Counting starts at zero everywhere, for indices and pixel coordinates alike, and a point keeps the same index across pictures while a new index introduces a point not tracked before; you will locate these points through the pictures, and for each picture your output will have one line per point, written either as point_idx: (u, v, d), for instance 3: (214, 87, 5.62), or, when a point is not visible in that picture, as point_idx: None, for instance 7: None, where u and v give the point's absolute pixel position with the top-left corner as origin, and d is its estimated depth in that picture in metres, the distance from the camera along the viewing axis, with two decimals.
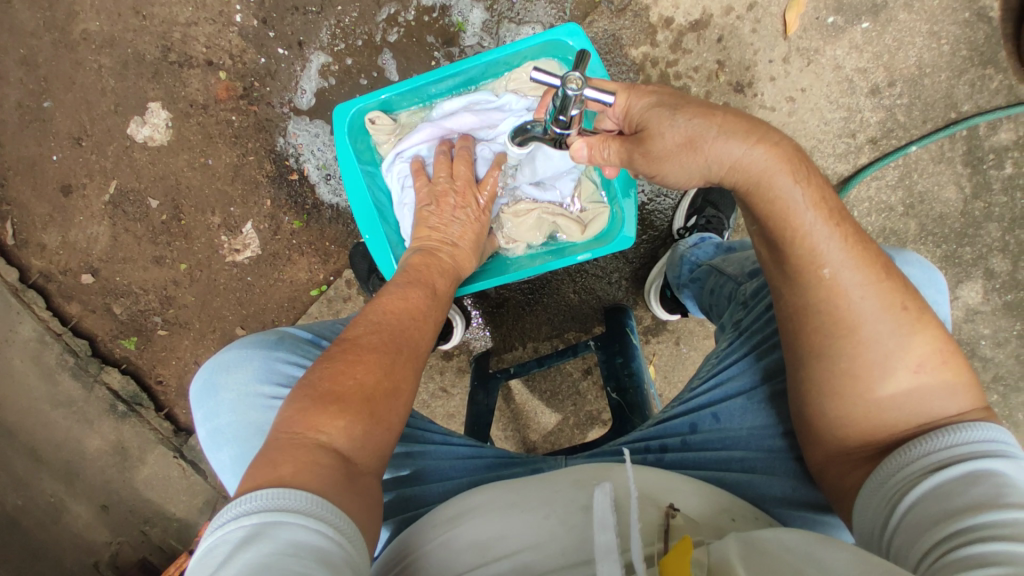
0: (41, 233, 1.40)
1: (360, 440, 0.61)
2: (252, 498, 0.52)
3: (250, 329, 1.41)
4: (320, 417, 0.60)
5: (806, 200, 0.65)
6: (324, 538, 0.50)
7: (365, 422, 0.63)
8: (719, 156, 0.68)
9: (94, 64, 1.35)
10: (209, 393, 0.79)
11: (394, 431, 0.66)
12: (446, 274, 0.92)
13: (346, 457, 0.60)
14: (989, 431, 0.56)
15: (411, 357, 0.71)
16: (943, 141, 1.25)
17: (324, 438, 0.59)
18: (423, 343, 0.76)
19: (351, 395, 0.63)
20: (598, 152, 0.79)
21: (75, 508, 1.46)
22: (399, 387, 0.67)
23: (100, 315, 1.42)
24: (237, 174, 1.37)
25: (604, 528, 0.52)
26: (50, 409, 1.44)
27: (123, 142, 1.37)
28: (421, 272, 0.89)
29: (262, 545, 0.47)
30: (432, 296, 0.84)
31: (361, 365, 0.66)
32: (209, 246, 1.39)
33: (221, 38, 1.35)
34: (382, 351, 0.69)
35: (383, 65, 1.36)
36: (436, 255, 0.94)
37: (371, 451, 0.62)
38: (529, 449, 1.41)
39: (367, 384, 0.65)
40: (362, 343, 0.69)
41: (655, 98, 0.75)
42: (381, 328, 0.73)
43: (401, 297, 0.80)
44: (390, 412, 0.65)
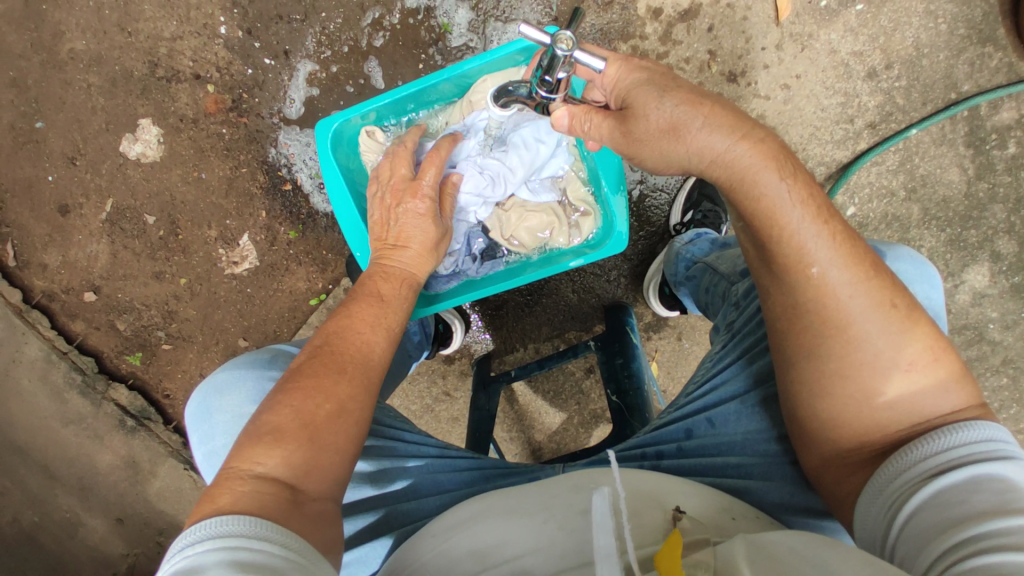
0: (42, 254, 1.40)
1: (300, 467, 0.60)
2: (196, 529, 0.51)
3: (253, 341, 1.41)
4: (253, 450, 0.60)
5: (792, 198, 0.64)
6: (270, 555, 0.50)
7: (305, 448, 0.61)
8: (701, 148, 0.67)
9: (83, 83, 1.34)
10: (203, 415, 0.79)
11: (345, 454, 0.64)
12: (391, 279, 0.89)
13: (290, 485, 0.59)
14: (986, 430, 0.55)
15: (360, 378, 0.71)
16: (944, 123, 1.22)
17: (260, 469, 0.59)
18: (377, 359, 0.75)
19: (288, 425, 0.62)
20: (579, 123, 0.78)
21: (91, 522, 1.47)
22: (346, 409, 0.67)
23: (104, 332, 1.43)
24: (231, 186, 1.37)
25: (602, 531, 0.51)
26: (61, 426, 1.45)
27: (116, 160, 1.36)
28: (367, 288, 0.86)
29: (209, 573, 0.47)
30: (380, 306, 0.83)
31: (302, 391, 0.66)
32: (207, 260, 1.39)
33: (207, 51, 1.34)
34: (325, 373, 0.69)
35: (369, 72, 1.34)
36: (384, 265, 0.91)
37: (314, 479, 0.61)
38: (534, 449, 1.41)
39: (307, 411, 0.64)
40: (303, 369, 0.69)
41: (645, 75, 0.73)
42: (328, 351, 0.72)
43: (346, 313, 0.79)
44: (334, 434, 0.64)
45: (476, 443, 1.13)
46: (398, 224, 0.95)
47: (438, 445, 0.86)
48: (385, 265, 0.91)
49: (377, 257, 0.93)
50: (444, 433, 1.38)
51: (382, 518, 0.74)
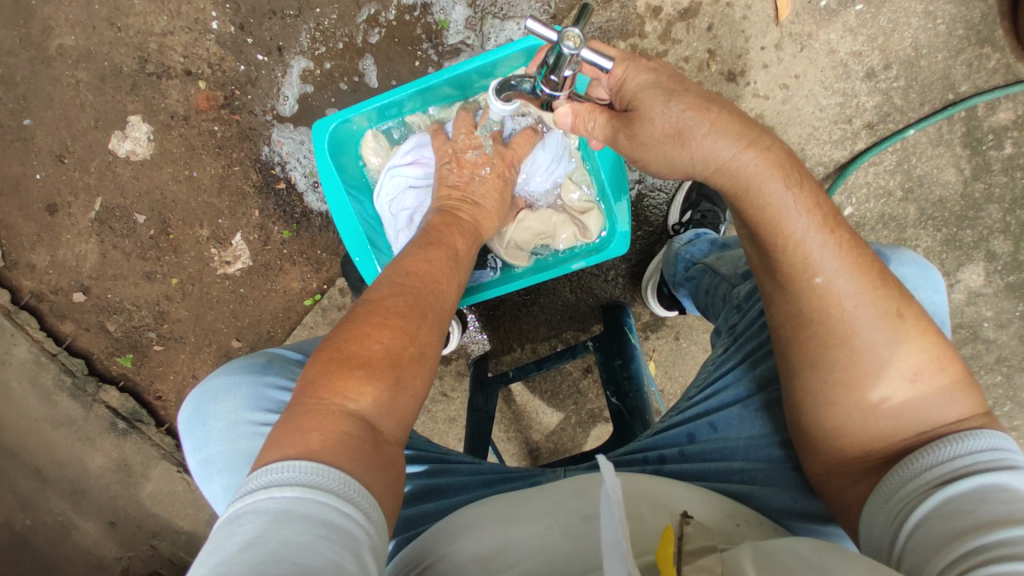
0: (30, 253, 1.37)
1: (385, 407, 0.60)
2: (287, 469, 0.50)
3: (247, 341, 1.39)
4: (346, 382, 0.59)
5: (797, 207, 0.64)
6: (352, 521, 0.49)
7: (391, 388, 0.61)
8: (706, 156, 0.67)
9: (71, 79, 1.31)
10: (197, 422, 0.77)
11: (417, 399, 0.65)
12: (465, 233, 0.90)
13: (371, 425, 0.59)
14: (991, 439, 0.55)
15: (438, 325, 0.70)
16: (941, 123, 1.23)
17: (351, 404, 0.58)
18: (449, 306, 0.75)
19: (376, 360, 0.61)
20: (582, 122, 0.77)
21: (83, 526, 1.45)
22: (424, 353, 0.67)
23: (95, 333, 1.40)
24: (224, 185, 1.35)
25: (611, 524, 0.46)
26: (51, 429, 1.42)
27: (106, 158, 1.33)
28: (443, 235, 0.86)
29: (304, 523, 0.46)
30: (453, 257, 0.83)
31: (387, 327, 0.64)
32: (199, 260, 1.37)
33: (198, 47, 1.31)
34: (408, 314, 0.67)
35: (364, 69, 1.32)
36: (456, 215, 0.92)
37: (395, 422, 0.61)
38: (532, 449, 1.41)
39: (394, 351, 0.63)
40: (388, 305, 0.67)
41: (653, 76, 0.70)
42: (410, 291, 0.71)
43: (424, 257, 0.79)
44: (415, 377, 0.64)
45: (476, 445, 1.13)
46: (479, 184, 0.98)
47: (438, 452, 0.85)
48: (451, 213, 0.92)
49: (444, 205, 0.94)
50: (442, 434, 1.37)
51: None
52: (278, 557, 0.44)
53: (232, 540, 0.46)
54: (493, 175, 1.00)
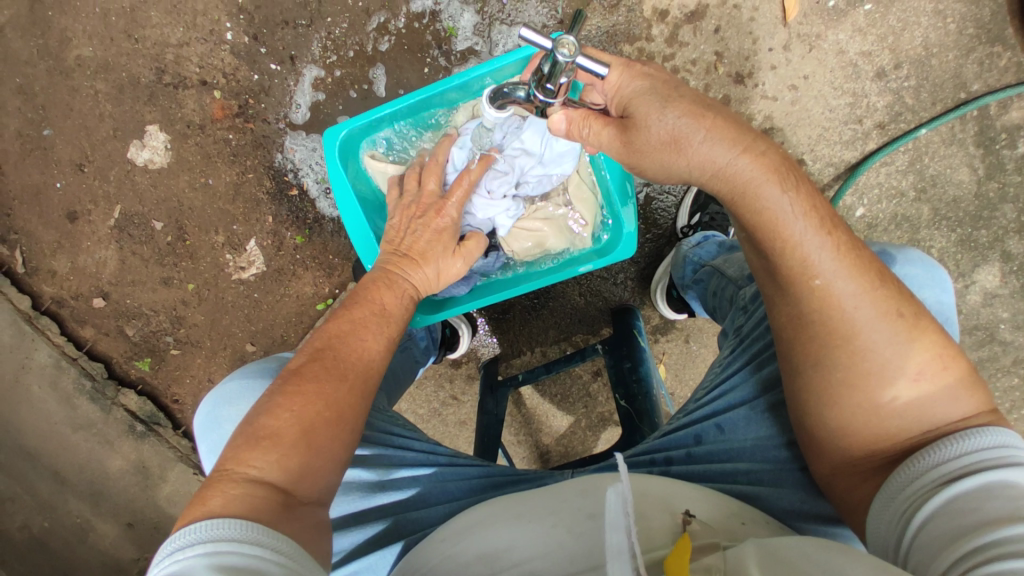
0: (51, 260, 1.41)
1: (296, 471, 0.60)
2: (187, 533, 0.51)
3: (261, 345, 1.42)
4: (250, 452, 0.60)
5: (794, 209, 0.64)
6: (261, 560, 0.50)
7: (302, 454, 0.61)
8: (702, 162, 0.68)
9: (91, 91, 1.35)
10: (212, 426, 0.79)
11: (338, 462, 0.65)
12: (396, 290, 0.89)
13: (283, 490, 0.59)
14: (997, 436, 0.55)
15: (359, 387, 0.71)
16: (954, 122, 1.21)
17: (255, 472, 0.58)
18: (374, 367, 0.76)
19: (287, 430, 0.62)
20: (577, 128, 0.77)
21: (102, 527, 1.48)
22: (344, 414, 0.67)
23: (113, 338, 1.44)
24: (238, 192, 1.38)
25: (615, 528, 0.50)
26: (71, 432, 1.46)
27: (124, 167, 1.37)
28: (370, 295, 0.85)
29: (211, 573, 0.47)
30: (380, 317, 0.83)
31: (302, 396, 0.65)
32: (214, 265, 1.40)
33: (213, 57, 1.34)
34: (326, 378, 0.69)
35: (374, 77, 1.35)
36: (391, 273, 0.90)
37: (308, 485, 0.61)
38: (542, 453, 1.41)
39: (308, 416, 0.64)
40: (305, 371, 0.69)
41: (648, 83, 0.72)
42: (329, 355, 0.72)
43: (347, 319, 0.80)
44: (331, 439, 0.65)
45: (485, 448, 1.13)
46: (413, 238, 0.95)
47: (447, 454, 0.86)
48: (391, 272, 0.91)
49: (385, 263, 0.92)
50: (452, 437, 1.38)
51: (390, 526, 0.75)
52: None
53: None
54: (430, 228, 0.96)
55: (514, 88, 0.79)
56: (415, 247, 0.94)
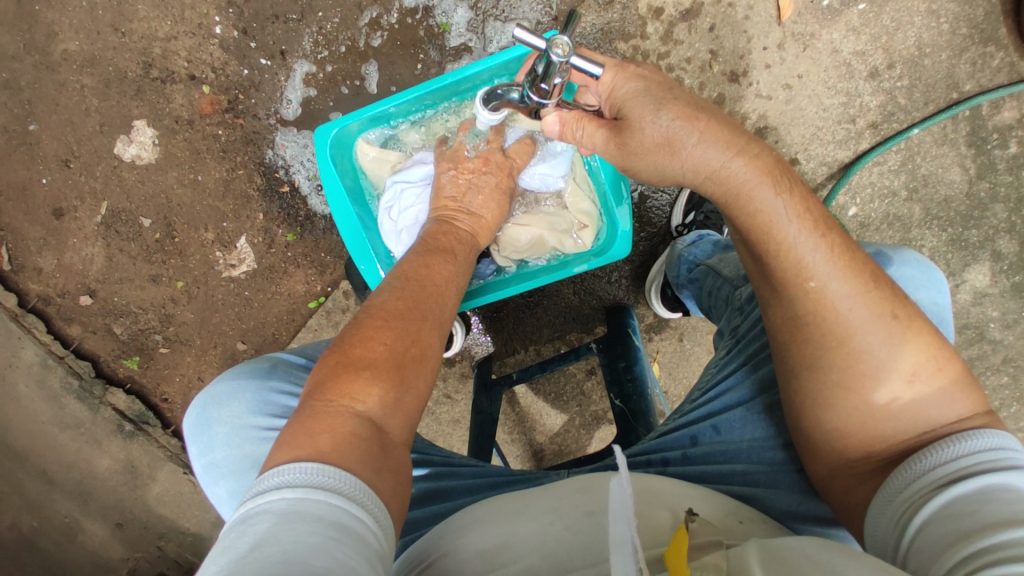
0: (36, 257, 1.38)
1: (391, 408, 0.61)
2: (292, 472, 0.50)
3: (252, 344, 1.40)
4: (352, 382, 0.59)
5: (788, 212, 0.64)
6: (360, 522, 0.49)
7: (396, 388, 0.61)
8: (696, 164, 0.68)
9: (76, 84, 1.32)
10: (202, 427, 0.78)
11: (423, 398, 0.65)
12: (463, 240, 0.91)
13: (378, 427, 0.59)
14: (993, 438, 0.55)
15: (438, 328, 0.70)
16: (945, 123, 1.22)
17: (358, 406, 0.58)
18: (449, 311, 0.75)
19: (381, 361, 0.62)
20: (570, 130, 0.75)
21: (90, 528, 1.46)
22: (427, 354, 0.67)
23: (101, 336, 1.41)
24: (228, 189, 1.36)
25: (619, 520, 0.49)
26: (58, 432, 1.44)
27: (111, 162, 1.34)
28: (441, 243, 0.87)
29: (311, 523, 0.46)
30: (455, 263, 0.83)
31: (390, 329, 0.65)
32: (204, 263, 1.38)
33: (202, 51, 1.32)
34: (409, 317, 0.68)
35: (366, 74, 1.33)
36: (455, 225, 0.93)
37: (399, 422, 0.61)
38: (536, 451, 1.41)
39: (398, 351, 0.64)
40: (387, 309, 0.68)
41: (642, 84, 0.71)
42: (409, 296, 0.71)
43: (424, 263, 0.79)
44: (419, 377, 0.64)
45: (479, 447, 1.13)
46: (476, 194, 0.98)
47: (442, 456, 0.85)
48: (452, 225, 0.93)
49: (444, 214, 0.95)
50: (446, 435, 1.37)
51: None
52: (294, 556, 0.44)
53: (245, 539, 0.46)
54: (494, 184, 1.00)
55: (509, 90, 0.81)
56: (475, 203, 0.97)
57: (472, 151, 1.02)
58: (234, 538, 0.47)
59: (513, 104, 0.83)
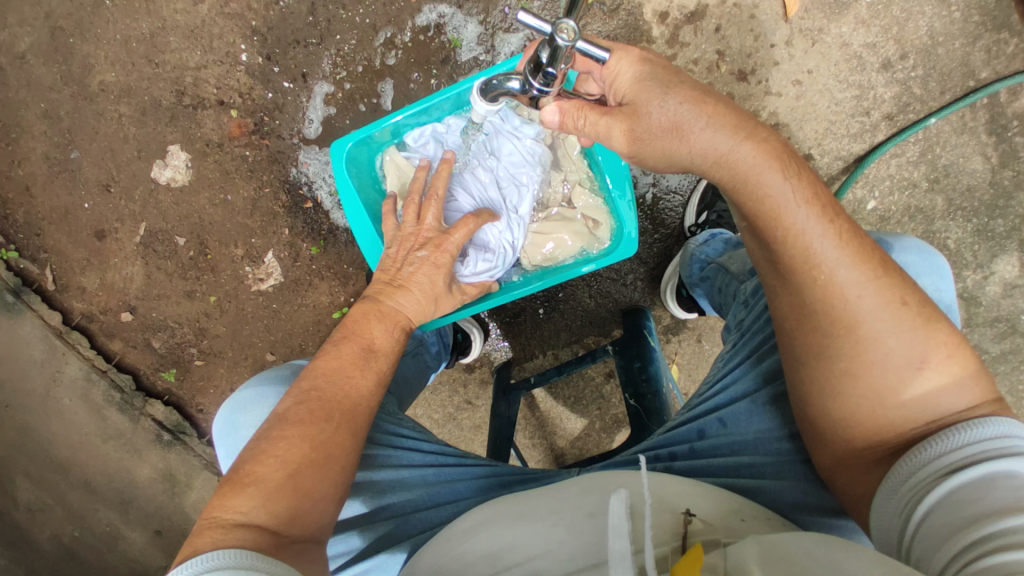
0: (80, 277, 1.47)
1: (283, 515, 0.61)
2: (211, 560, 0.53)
3: (280, 354, 1.46)
4: (234, 498, 0.60)
5: (796, 197, 0.64)
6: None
7: (289, 498, 0.62)
8: (704, 149, 0.69)
9: (114, 114, 1.41)
10: (229, 431, 0.82)
11: (328, 498, 0.65)
12: (386, 319, 0.88)
13: (270, 532, 0.59)
14: (999, 426, 0.54)
15: (348, 427, 0.71)
16: (964, 111, 1.20)
17: (239, 518, 0.58)
18: (364, 403, 0.75)
19: (271, 475, 0.62)
20: (571, 120, 0.75)
21: (131, 535, 1.53)
22: (332, 455, 0.67)
23: (141, 350, 1.49)
24: (255, 207, 1.43)
25: (618, 535, 0.51)
26: (101, 442, 1.52)
27: (148, 186, 1.43)
28: (359, 330, 0.84)
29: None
30: (367, 352, 0.82)
31: (287, 441, 0.66)
32: (234, 278, 1.45)
33: (229, 78, 1.39)
34: (311, 421, 0.68)
35: (382, 91, 1.39)
36: (381, 305, 0.89)
37: (298, 526, 0.61)
38: (557, 455, 1.42)
39: (290, 461, 0.64)
40: (289, 415, 0.69)
41: (648, 69, 0.73)
42: (313, 397, 0.72)
43: (333, 356, 0.79)
44: (319, 481, 0.65)
45: (497, 450, 1.15)
46: (408, 268, 0.93)
47: (456, 455, 0.87)
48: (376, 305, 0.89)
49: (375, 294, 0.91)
50: (468, 441, 1.40)
51: (399, 526, 0.77)
52: None
53: None
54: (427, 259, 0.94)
55: (506, 79, 0.81)
56: (406, 278, 0.92)
57: (417, 229, 0.96)
58: None
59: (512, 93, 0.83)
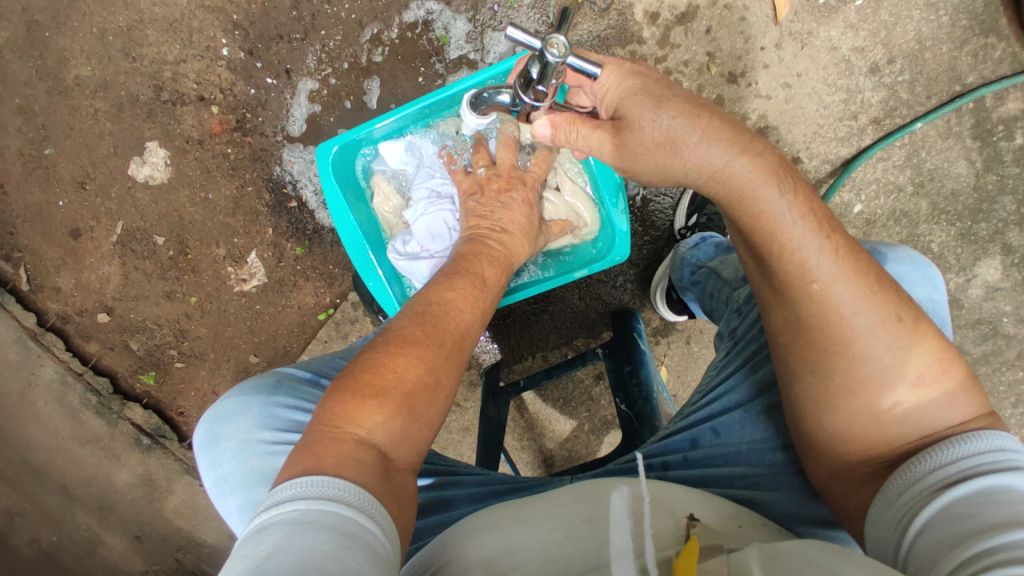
0: (55, 277, 1.42)
1: (399, 435, 0.61)
2: (306, 485, 0.52)
3: (264, 356, 1.43)
4: (359, 411, 0.60)
5: (792, 213, 0.64)
6: (358, 527, 0.50)
7: (403, 417, 0.62)
8: (698, 164, 0.68)
9: (89, 108, 1.36)
10: (211, 443, 0.80)
11: (431, 427, 0.65)
12: (495, 261, 0.89)
13: (383, 454, 0.60)
14: (996, 439, 0.55)
15: (457, 354, 0.70)
16: (949, 116, 1.21)
17: (361, 433, 0.59)
18: (472, 335, 0.75)
19: (392, 389, 0.62)
20: (564, 134, 0.74)
21: (110, 541, 1.49)
22: (441, 382, 0.67)
23: (119, 352, 1.45)
24: (238, 206, 1.39)
25: (620, 531, 0.50)
26: (78, 447, 1.47)
27: (125, 183, 1.38)
28: (472, 264, 0.86)
29: (321, 533, 0.47)
30: (479, 287, 0.82)
31: (405, 357, 0.65)
32: (216, 278, 1.41)
33: (210, 73, 1.35)
34: (427, 343, 0.68)
35: (368, 89, 1.36)
36: (484, 244, 0.92)
37: (405, 449, 0.62)
38: (545, 458, 1.40)
39: (409, 380, 0.64)
40: (406, 334, 0.68)
41: (639, 82, 0.71)
42: (431, 319, 0.72)
43: (449, 287, 0.79)
44: (429, 407, 0.65)
45: (488, 453, 1.13)
46: (504, 211, 0.97)
47: (445, 465, 0.86)
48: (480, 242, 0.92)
49: (471, 233, 0.95)
50: (456, 443, 1.38)
51: None
52: (315, 551, 0.45)
53: (264, 546, 0.47)
54: (520, 200, 1.00)
55: (498, 91, 0.81)
56: (506, 220, 0.96)
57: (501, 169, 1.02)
58: (258, 543, 0.47)
59: (502, 106, 0.84)
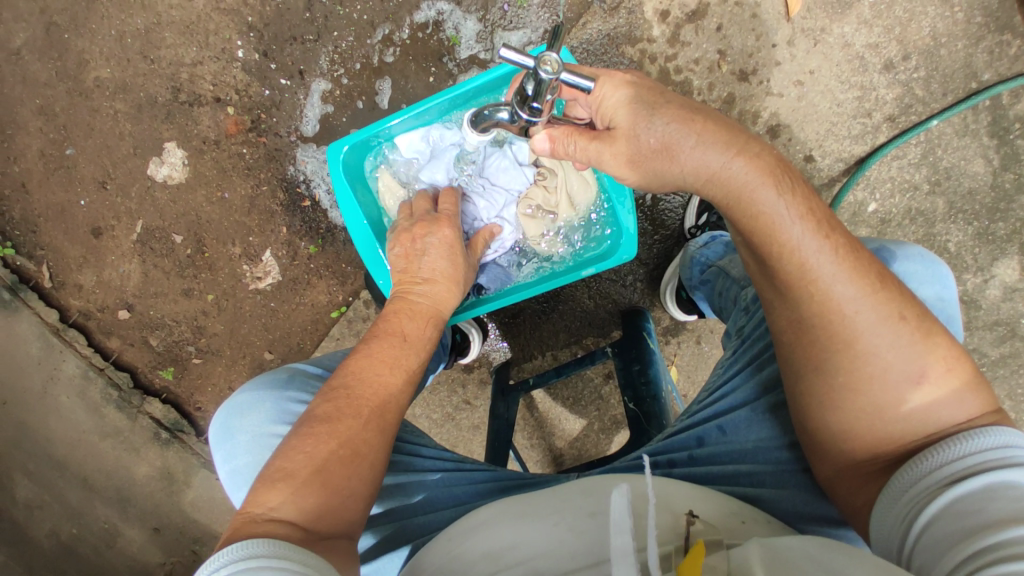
0: (77, 275, 1.46)
1: (310, 511, 0.61)
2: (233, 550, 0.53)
3: (278, 353, 1.46)
4: (265, 494, 0.61)
5: (790, 213, 0.63)
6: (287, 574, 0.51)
7: (318, 494, 0.62)
8: (696, 168, 0.68)
9: (109, 110, 1.40)
10: (225, 436, 0.82)
11: (356, 497, 0.66)
12: (417, 317, 0.85)
13: (299, 527, 0.60)
14: (1001, 436, 0.54)
15: (375, 424, 0.71)
16: (966, 113, 1.19)
17: (273, 513, 0.60)
18: (393, 403, 0.74)
19: (300, 471, 0.63)
20: (562, 145, 0.75)
21: (129, 532, 1.53)
22: (360, 454, 0.68)
23: (138, 348, 1.49)
24: (253, 205, 1.41)
25: (620, 531, 0.49)
26: (99, 440, 1.51)
27: (144, 183, 1.42)
28: (390, 324, 0.83)
29: None
30: (402, 345, 0.80)
31: (314, 438, 0.66)
32: (232, 276, 1.44)
33: (226, 74, 1.38)
34: (340, 418, 0.69)
35: (379, 89, 1.37)
36: (408, 299, 0.87)
37: (325, 523, 0.62)
38: (555, 456, 1.41)
39: (319, 457, 0.65)
40: (317, 413, 0.69)
41: (633, 91, 0.72)
42: (343, 394, 0.71)
43: (368, 352, 0.77)
44: (346, 478, 0.65)
45: (496, 450, 1.15)
46: (425, 256, 0.91)
47: (455, 460, 0.88)
48: (410, 298, 0.87)
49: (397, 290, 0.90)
50: (466, 441, 1.40)
51: (398, 531, 0.77)
52: None
53: None
54: (441, 241, 0.93)
55: (496, 109, 0.80)
56: (428, 268, 0.90)
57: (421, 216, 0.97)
58: None
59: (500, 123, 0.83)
